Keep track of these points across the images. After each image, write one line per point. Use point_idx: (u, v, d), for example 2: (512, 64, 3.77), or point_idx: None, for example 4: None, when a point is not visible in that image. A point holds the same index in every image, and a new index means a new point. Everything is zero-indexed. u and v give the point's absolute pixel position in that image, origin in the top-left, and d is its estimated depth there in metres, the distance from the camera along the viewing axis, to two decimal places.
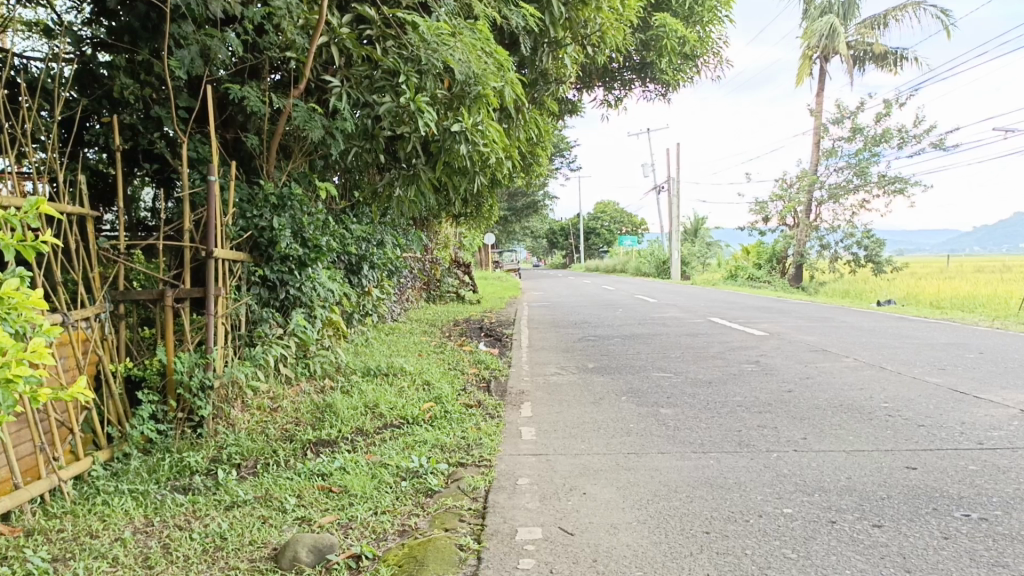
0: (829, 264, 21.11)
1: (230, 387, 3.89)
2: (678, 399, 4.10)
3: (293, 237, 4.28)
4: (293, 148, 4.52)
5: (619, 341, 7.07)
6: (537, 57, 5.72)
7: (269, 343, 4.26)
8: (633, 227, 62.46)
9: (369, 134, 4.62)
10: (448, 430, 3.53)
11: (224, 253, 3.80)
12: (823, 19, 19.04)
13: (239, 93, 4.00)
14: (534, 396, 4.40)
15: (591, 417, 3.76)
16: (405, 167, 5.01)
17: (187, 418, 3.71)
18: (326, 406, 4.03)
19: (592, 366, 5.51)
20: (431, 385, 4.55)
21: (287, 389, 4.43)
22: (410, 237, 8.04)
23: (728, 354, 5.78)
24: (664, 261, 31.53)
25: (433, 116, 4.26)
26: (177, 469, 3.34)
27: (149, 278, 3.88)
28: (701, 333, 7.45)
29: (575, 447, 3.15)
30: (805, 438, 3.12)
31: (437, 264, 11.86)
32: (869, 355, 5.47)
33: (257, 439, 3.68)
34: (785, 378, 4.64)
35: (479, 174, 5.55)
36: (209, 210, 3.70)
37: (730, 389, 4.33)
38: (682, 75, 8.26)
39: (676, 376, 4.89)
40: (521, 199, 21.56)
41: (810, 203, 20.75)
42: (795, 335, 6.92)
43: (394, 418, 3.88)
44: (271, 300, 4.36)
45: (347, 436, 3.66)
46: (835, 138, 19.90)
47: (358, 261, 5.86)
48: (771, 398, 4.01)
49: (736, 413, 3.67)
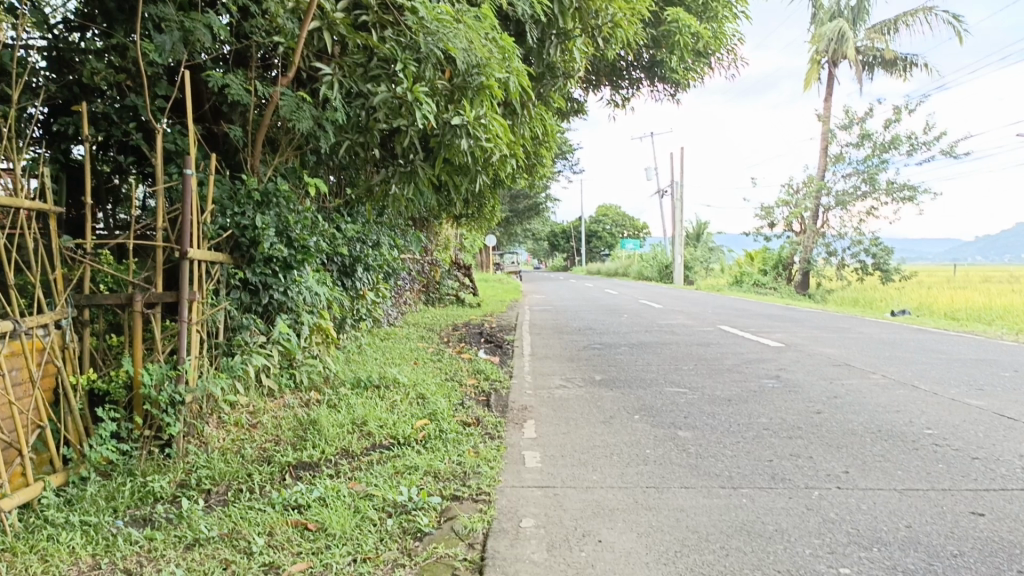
0: (836, 271, 20.75)
1: (204, 401, 3.54)
2: (697, 420, 3.73)
3: (278, 236, 3.92)
4: (281, 141, 4.14)
5: (627, 350, 6.71)
6: (544, 48, 5.36)
7: (249, 353, 3.90)
8: (635, 230, 62.16)
9: (362, 127, 4.26)
10: (444, 455, 3.16)
11: (201, 255, 3.45)
12: (832, 22, 18.65)
13: (220, 79, 3.64)
14: (539, 413, 4.04)
15: (602, 440, 3.40)
16: (403, 163, 4.66)
17: (155, 436, 3.36)
18: (310, 423, 3.67)
19: (599, 379, 5.15)
20: (426, 399, 4.19)
21: (268, 402, 4.08)
22: (409, 239, 7.68)
23: (745, 368, 5.42)
24: (666, 264, 31.19)
25: (433, 109, 3.93)
26: (139, 496, 3.01)
27: (117, 280, 3.52)
28: (712, 342, 7.09)
29: (587, 480, 2.78)
30: (847, 473, 2.77)
31: (437, 265, 11.51)
32: (896, 372, 5.12)
33: (232, 461, 3.33)
34: (811, 397, 4.28)
35: (481, 173, 5.21)
36: (184, 206, 3.33)
37: (753, 409, 3.96)
38: (694, 73, 7.91)
39: (692, 392, 4.53)
40: (523, 200, 21.31)
41: (817, 208, 20.40)
42: (812, 347, 6.57)
43: (384, 437, 3.52)
44: (252, 305, 4.00)
45: (332, 459, 3.30)
46: (844, 143, 19.55)
47: (351, 263, 5.52)
48: (799, 421, 3.65)
49: (764, 439, 3.31)
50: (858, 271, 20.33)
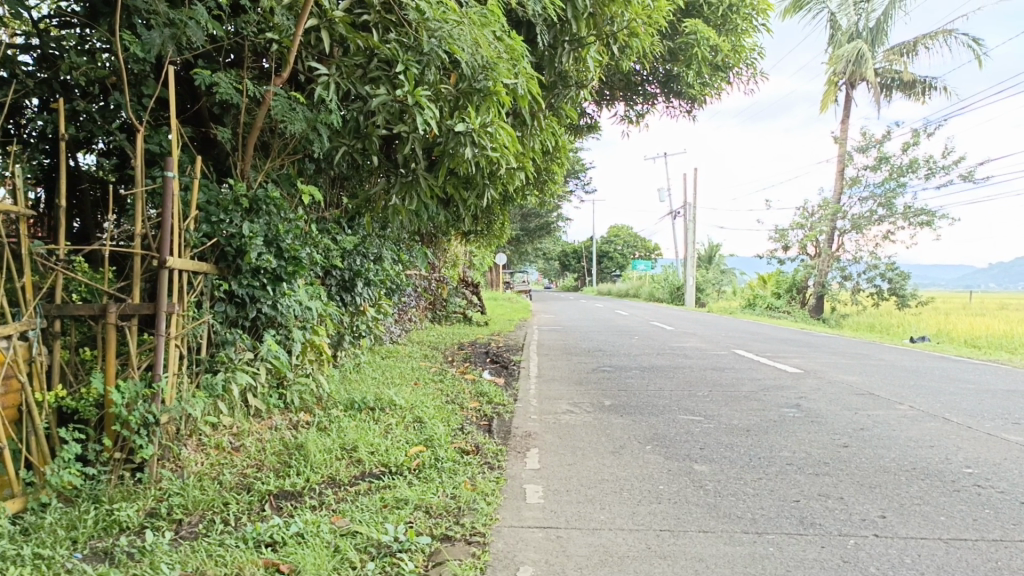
0: (851, 296, 20.38)
1: (181, 423, 3.29)
2: (715, 453, 3.44)
3: (267, 246, 3.68)
4: (275, 146, 3.92)
5: (638, 374, 6.42)
6: (556, 55, 5.11)
7: (233, 370, 3.65)
8: (646, 251, 61.88)
9: (361, 133, 4.03)
10: (437, 487, 2.88)
11: (183, 264, 3.22)
12: (850, 43, 18.43)
13: (208, 78, 3.42)
14: (544, 441, 3.76)
15: (610, 473, 3.12)
16: (404, 173, 4.42)
17: (126, 459, 3.11)
18: (296, 448, 3.40)
19: (608, 404, 4.86)
20: (423, 423, 3.91)
21: (253, 423, 3.81)
22: (414, 254, 7.44)
23: (763, 396, 5.12)
24: (678, 286, 30.84)
25: (435, 114, 3.70)
26: (104, 525, 2.75)
27: (91, 290, 3.28)
28: (728, 367, 6.79)
29: (593, 520, 2.50)
30: (884, 519, 2.48)
31: (444, 283, 11.26)
32: (925, 403, 4.80)
33: (207, 488, 3.07)
34: (836, 428, 3.99)
35: (487, 186, 4.97)
36: (164, 211, 3.09)
37: (774, 442, 3.66)
38: (710, 89, 7.67)
39: (708, 421, 4.23)
40: (534, 219, 21.12)
41: (833, 232, 20.07)
42: (833, 374, 6.26)
43: (374, 465, 3.25)
44: (238, 320, 3.76)
45: (316, 489, 3.03)
46: (860, 166, 19.27)
47: (350, 277, 5.29)
48: (826, 456, 3.35)
49: (789, 476, 3.02)
50: (874, 296, 19.95)
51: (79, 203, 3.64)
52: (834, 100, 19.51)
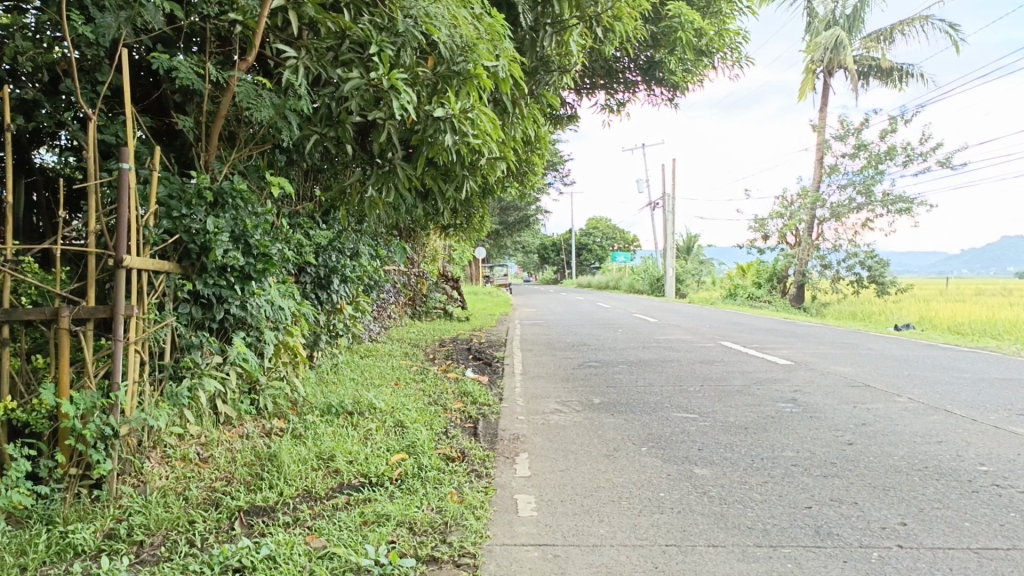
0: (831, 285, 20.39)
1: (142, 434, 3.04)
2: (715, 455, 3.26)
3: (234, 242, 3.43)
4: (241, 135, 3.67)
5: (625, 369, 6.24)
6: (536, 39, 4.89)
7: (200, 377, 3.40)
8: (626, 243, 61.91)
9: (334, 120, 3.79)
10: (421, 500, 2.67)
11: (143, 263, 2.99)
12: (827, 32, 18.38)
13: (167, 62, 3.16)
14: (534, 445, 3.56)
15: (607, 479, 2.92)
16: (380, 163, 4.20)
17: (83, 475, 2.86)
18: (268, 459, 3.17)
19: (598, 402, 4.67)
20: (405, 428, 3.69)
21: (223, 432, 3.57)
22: (392, 249, 7.20)
23: (757, 390, 4.96)
24: (659, 277, 30.78)
25: (412, 98, 3.46)
26: (57, 550, 2.50)
27: (42, 293, 3.01)
28: (717, 360, 6.62)
29: (591, 535, 2.30)
30: (905, 527, 2.31)
31: (424, 278, 11.03)
32: (924, 395, 4.66)
33: (171, 506, 2.83)
34: (838, 425, 3.83)
35: (468, 176, 4.75)
36: (119, 205, 2.84)
37: (776, 441, 3.50)
38: (693, 75, 7.49)
39: (703, 419, 4.05)
40: (513, 212, 20.97)
41: (812, 221, 20.05)
42: (825, 366, 6.11)
43: (353, 475, 3.03)
44: (205, 321, 3.51)
45: (290, 503, 2.81)
46: (839, 154, 19.24)
47: (325, 274, 5.05)
48: (833, 456, 3.19)
49: (796, 479, 2.86)
50: (855, 285, 19.96)
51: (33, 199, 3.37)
52: (812, 89, 19.45)
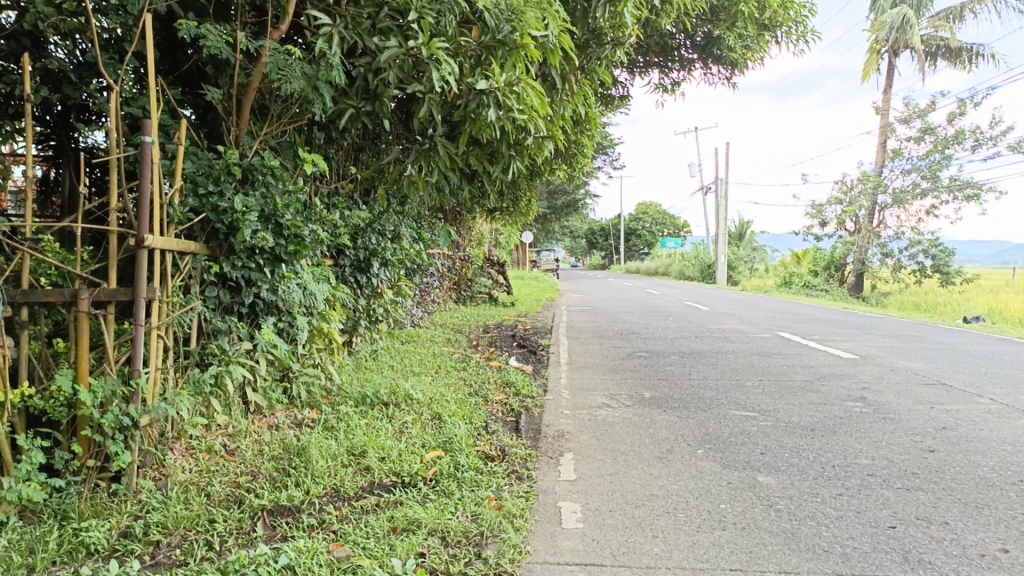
0: (892, 273, 19.65)
1: (164, 425, 2.88)
2: (779, 460, 2.98)
3: (264, 223, 3.24)
4: (274, 109, 3.46)
5: (677, 360, 5.93)
6: (589, 8, 4.57)
7: (227, 364, 3.23)
8: (676, 228, 60.97)
9: (371, 93, 3.56)
10: (455, 505, 2.45)
11: (167, 244, 2.81)
12: (892, 10, 17.58)
13: (194, 31, 2.93)
14: (580, 443, 3.31)
15: (660, 486, 2.66)
16: (421, 140, 3.97)
17: (102, 467, 2.70)
18: (297, 453, 2.98)
19: (649, 397, 4.39)
20: (443, 421, 3.47)
21: (252, 422, 3.40)
22: (436, 232, 7.00)
23: (821, 387, 4.62)
24: (710, 263, 30.12)
25: (454, 69, 3.20)
26: (68, 549, 2.34)
27: (62, 274, 2.82)
28: (776, 352, 6.28)
29: (644, 555, 2.07)
30: (1008, 555, 2.06)
31: (470, 262, 10.86)
32: (1009, 396, 4.27)
33: (192, 502, 2.65)
34: (915, 428, 3.51)
35: (514, 156, 4.49)
36: (141, 181, 2.66)
37: (847, 446, 3.20)
38: (753, 52, 7.09)
39: (764, 418, 3.74)
40: (561, 195, 20.79)
41: (873, 207, 19.29)
42: (892, 361, 5.74)
43: (385, 474, 2.82)
44: (233, 306, 3.33)
45: (317, 503, 2.61)
46: (903, 138, 18.43)
47: (365, 256, 4.87)
48: (914, 465, 2.90)
49: (874, 492, 2.59)
50: (918, 274, 19.22)
51: (67, 176, 3.19)
52: (875, 70, 18.63)
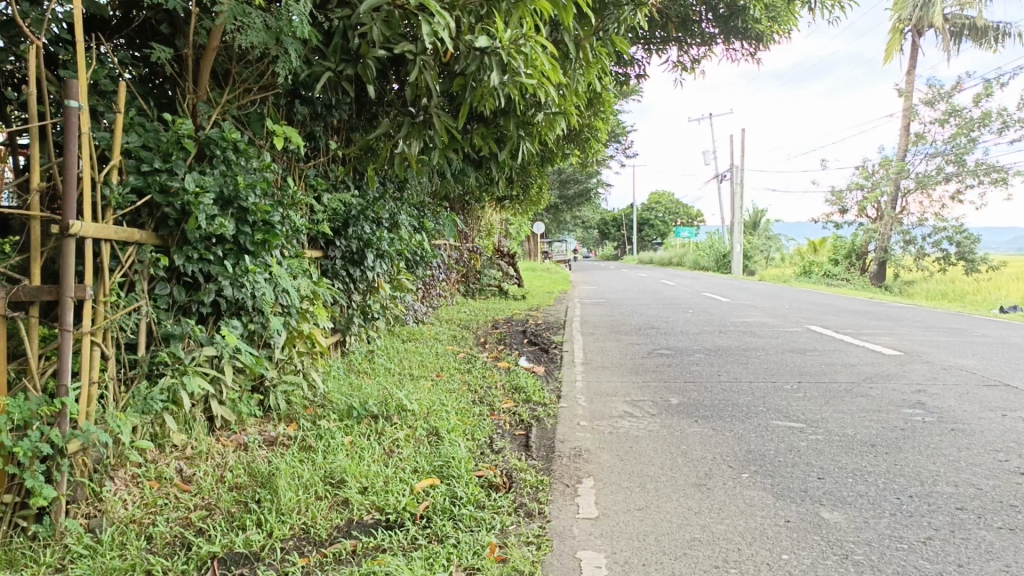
0: (915, 262, 19.01)
1: (100, 449, 2.39)
2: (843, 488, 2.46)
3: (224, 207, 2.74)
4: (238, 72, 2.96)
5: (703, 358, 5.41)
6: None
7: (183, 375, 2.74)
8: (689, 217, 60.22)
9: (354, 54, 3.04)
10: (447, 555, 1.94)
11: (102, 232, 2.30)
12: None
13: None
14: (600, 466, 2.80)
15: (703, 526, 2.15)
16: (414, 113, 3.47)
17: (22, 504, 2.21)
18: (264, 484, 2.49)
19: (676, 404, 3.87)
20: (441, 437, 2.98)
21: (216, 440, 2.92)
22: (441, 220, 6.49)
23: (871, 389, 4.08)
24: (725, 253, 29.51)
25: (450, 24, 2.66)
26: None
27: None
28: (810, 349, 5.75)
29: None
30: None
31: (478, 254, 10.35)
32: None
33: (128, 548, 2.16)
34: (995, 443, 2.98)
35: (524, 134, 3.98)
36: (65, 155, 2.15)
37: (921, 467, 2.67)
38: (782, 23, 6.50)
39: (813, 431, 3.22)
40: (574, 184, 20.28)
41: (897, 192, 18.65)
42: (942, 358, 5.19)
43: (366, 509, 2.33)
44: (191, 306, 2.84)
45: (279, 550, 2.11)
46: (926, 121, 17.75)
47: (358, 247, 4.38)
48: (1011, 495, 2.37)
49: (972, 534, 2.08)
50: (942, 262, 18.60)
51: None
52: (898, 51, 17.94)
